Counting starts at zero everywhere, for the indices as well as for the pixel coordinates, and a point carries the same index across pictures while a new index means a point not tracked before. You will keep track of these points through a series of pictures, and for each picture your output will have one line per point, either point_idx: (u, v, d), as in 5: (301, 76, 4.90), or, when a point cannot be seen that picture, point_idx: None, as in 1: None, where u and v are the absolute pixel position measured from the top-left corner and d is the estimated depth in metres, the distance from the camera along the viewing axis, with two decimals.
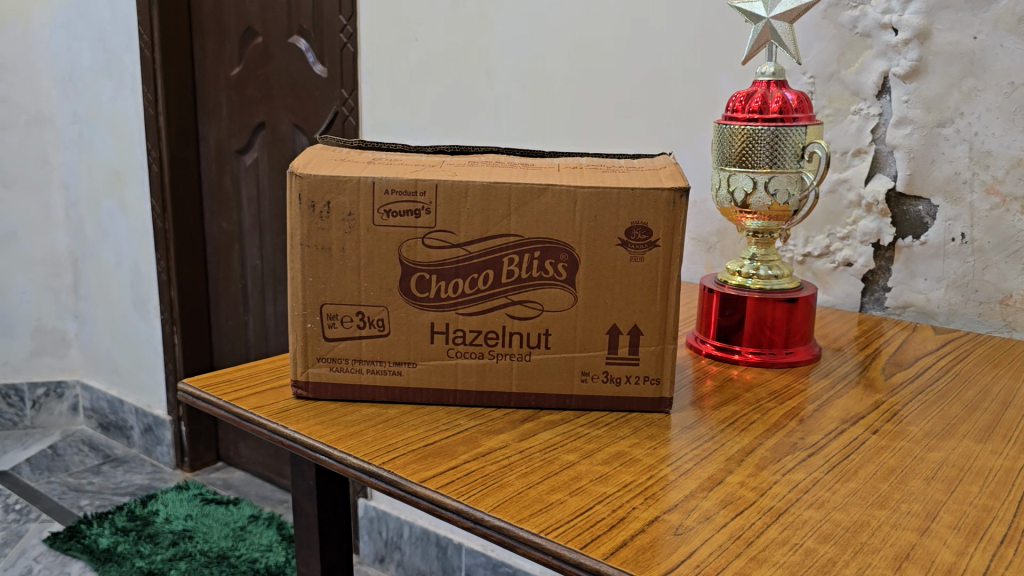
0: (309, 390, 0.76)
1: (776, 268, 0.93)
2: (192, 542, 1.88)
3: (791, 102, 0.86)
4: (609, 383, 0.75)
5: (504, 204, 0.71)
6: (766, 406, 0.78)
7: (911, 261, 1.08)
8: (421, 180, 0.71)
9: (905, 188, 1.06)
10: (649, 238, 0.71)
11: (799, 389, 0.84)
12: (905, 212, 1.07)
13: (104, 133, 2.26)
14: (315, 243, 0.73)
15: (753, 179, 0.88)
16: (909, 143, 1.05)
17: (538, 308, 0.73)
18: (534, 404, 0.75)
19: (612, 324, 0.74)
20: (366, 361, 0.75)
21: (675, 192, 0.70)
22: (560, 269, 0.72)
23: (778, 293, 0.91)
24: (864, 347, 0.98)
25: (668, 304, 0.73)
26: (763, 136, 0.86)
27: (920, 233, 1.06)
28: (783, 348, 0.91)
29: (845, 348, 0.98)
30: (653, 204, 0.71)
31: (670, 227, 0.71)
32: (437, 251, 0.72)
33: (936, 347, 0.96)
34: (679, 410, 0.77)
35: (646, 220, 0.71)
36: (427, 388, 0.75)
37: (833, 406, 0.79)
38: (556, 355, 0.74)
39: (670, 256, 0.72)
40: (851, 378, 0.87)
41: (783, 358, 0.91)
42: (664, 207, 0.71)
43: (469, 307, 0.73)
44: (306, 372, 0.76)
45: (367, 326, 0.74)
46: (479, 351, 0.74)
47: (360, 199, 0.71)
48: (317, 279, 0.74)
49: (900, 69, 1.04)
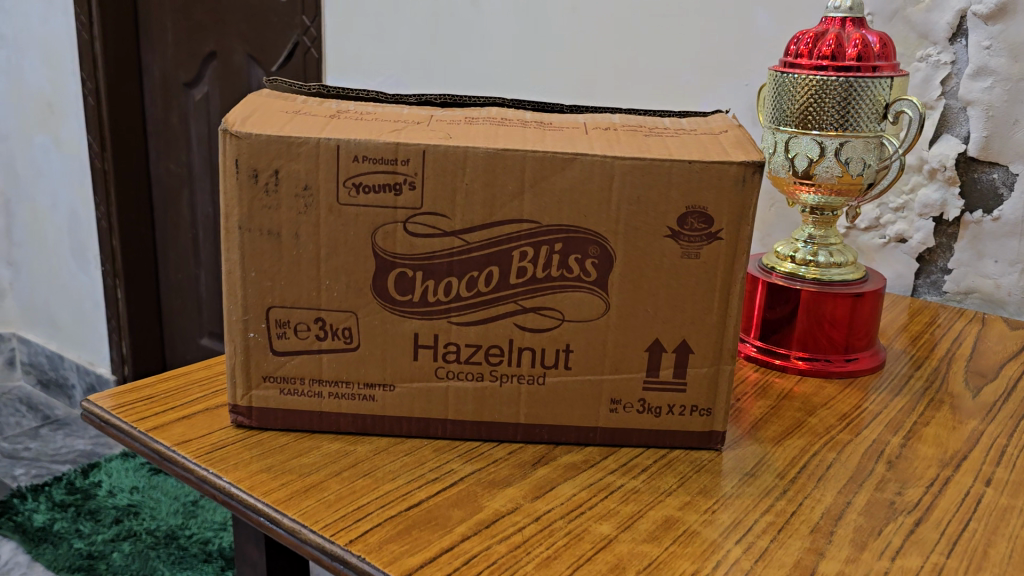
0: (252, 419, 0.58)
1: (838, 254, 0.76)
2: (136, 517, 1.71)
3: (873, 46, 0.68)
4: (646, 414, 0.58)
5: (516, 180, 0.53)
6: (839, 439, 0.62)
7: (978, 240, 0.91)
8: (403, 145, 0.52)
9: (978, 152, 0.89)
10: (708, 227, 0.54)
11: (871, 410, 0.67)
12: (975, 180, 0.90)
13: (34, 60, 2.01)
14: (261, 226, 0.54)
15: (820, 144, 0.70)
16: (988, 98, 0.87)
17: (556, 317, 0.55)
18: (547, 439, 0.58)
19: (652, 339, 0.56)
20: (329, 382, 0.57)
21: (746, 166, 0.53)
22: (589, 267, 0.54)
23: (840, 286, 0.74)
24: (930, 347, 0.82)
25: (728, 314, 0.55)
26: (837, 89, 0.68)
27: (993, 207, 0.89)
28: (841, 355, 0.74)
29: (908, 348, 0.81)
30: (714, 183, 0.53)
31: (736, 212, 0.53)
32: (424, 240, 0.54)
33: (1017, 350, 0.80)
34: (731, 445, 0.60)
35: (705, 204, 0.53)
36: (408, 418, 0.58)
37: (921, 439, 0.63)
38: (578, 377, 0.57)
39: (733, 252, 0.54)
40: (930, 394, 0.70)
41: (841, 367, 0.73)
42: (729, 187, 0.53)
43: (466, 315, 0.55)
44: (249, 396, 0.57)
45: (329, 338, 0.56)
46: (477, 372, 0.56)
47: (320, 168, 0.52)
48: (262, 274, 0.55)
49: (981, 8, 0.85)
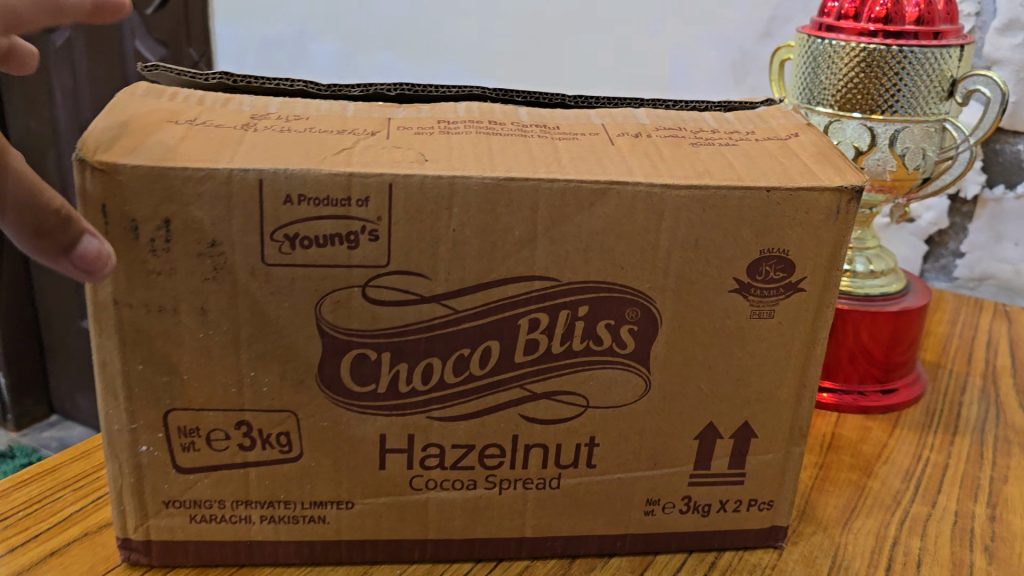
0: (152, 557, 0.41)
1: (876, 260, 0.63)
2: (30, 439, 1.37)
3: (937, 6, 0.54)
4: (691, 514, 0.43)
5: (526, 223, 0.37)
6: (915, 517, 0.49)
7: (998, 221, 0.78)
8: (358, 175, 0.35)
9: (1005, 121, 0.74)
10: (785, 276, 0.39)
11: (935, 462, 0.55)
12: (997, 152, 0.76)
13: None
14: (147, 300, 0.36)
15: (870, 130, 0.56)
16: (1019, 57, 0.71)
17: (578, 403, 0.40)
18: (561, 553, 0.43)
19: (705, 423, 0.41)
20: (261, 503, 0.41)
21: (840, 191, 0.38)
22: (624, 336, 0.39)
23: (880, 301, 0.61)
24: (963, 357, 0.69)
25: (804, 386, 0.41)
26: (897, 63, 0.53)
27: (1016, 183, 0.76)
28: (878, 387, 0.61)
29: (940, 359, 0.69)
30: (799, 217, 0.38)
31: (824, 254, 0.39)
32: (393, 311, 0.37)
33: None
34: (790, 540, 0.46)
35: (787, 245, 0.38)
36: (373, 541, 0.42)
37: (1009, 507, 0.50)
38: (604, 477, 0.42)
39: (816, 306, 0.40)
40: (989, 431, 0.59)
41: (880, 403, 0.61)
42: (817, 221, 0.38)
43: (454, 406, 0.39)
44: (145, 527, 0.40)
45: (257, 448, 0.39)
46: (469, 478, 0.41)
47: (233, 215, 0.35)
48: (152, 366, 0.37)
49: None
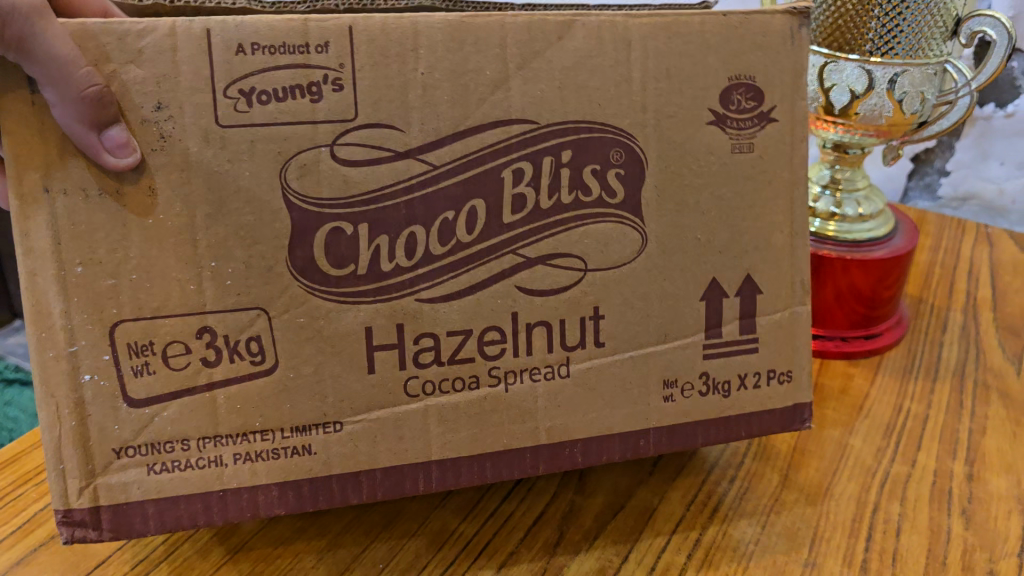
0: (104, 530, 0.34)
1: (865, 203, 0.59)
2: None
3: None
4: (712, 396, 0.40)
5: (495, 61, 0.35)
6: (895, 477, 0.45)
7: (985, 137, 0.78)
8: (315, 19, 0.33)
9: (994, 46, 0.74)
10: (758, 105, 0.38)
11: (915, 415, 0.51)
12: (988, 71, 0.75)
13: None
14: (83, 184, 0.32)
15: (868, 73, 0.52)
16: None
17: (576, 268, 0.37)
18: (582, 463, 0.39)
19: (710, 280, 0.39)
20: (234, 436, 0.35)
21: (792, 15, 0.38)
22: (613, 182, 0.36)
23: (867, 247, 0.57)
24: (943, 292, 0.67)
25: (796, 232, 0.40)
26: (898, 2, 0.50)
27: (1009, 101, 0.76)
28: (862, 331, 0.58)
29: (922, 294, 0.66)
30: (759, 42, 0.37)
31: (791, 81, 0.38)
32: (365, 173, 0.34)
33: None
34: (768, 518, 0.43)
35: (754, 71, 0.37)
36: (369, 472, 0.36)
37: (986, 462, 0.47)
38: (614, 357, 0.38)
39: (792, 140, 0.39)
40: (967, 375, 0.55)
41: (860, 350, 0.58)
42: (777, 46, 0.38)
43: (444, 284, 0.35)
44: (93, 489, 0.34)
45: (225, 361, 0.34)
46: (470, 374, 0.37)
47: (180, 71, 0.32)
48: (94, 267, 0.32)
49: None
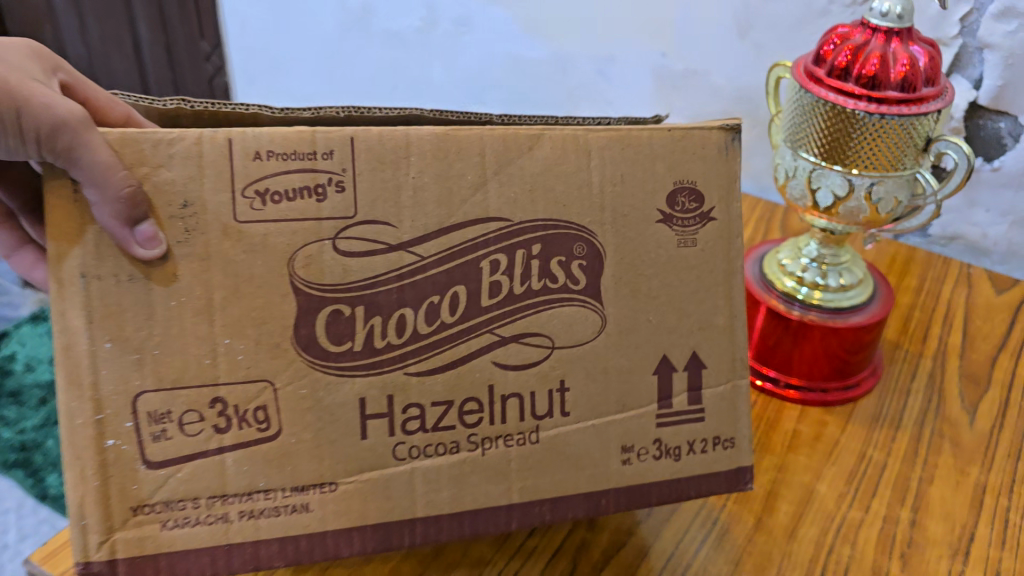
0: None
1: (847, 275, 0.64)
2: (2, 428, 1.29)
3: (922, 68, 0.54)
4: (665, 459, 0.45)
5: (475, 167, 0.40)
6: (850, 521, 0.52)
7: (972, 189, 0.79)
8: (322, 132, 0.38)
9: (989, 101, 0.74)
10: (699, 206, 0.44)
11: (876, 462, 0.57)
12: (979, 127, 0.76)
13: None
14: (117, 270, 0.37)
15: (847, 181, 0.57)
16: (1012, 44, 0.70)
17: (544, 345, 0.42)
18: (551, 520, 0.43)
19: (660, 357, 0.44)
20: (240, 496, 0.39)
21: (724, 131, 0.45)
22: (576, 271, 0.42)
23: (848, 314, 0.62)
24: (919, 335, 0.71)
25: (734, 315, 0.45)
26: (872, 126, 0.54)
27: (994, 156, 0.77)
28: (841, 381, 0.63)
29: (900, 340, 0.70)
30: (698, 153, 0.44)
31: (726, 184, 0.44)
32: (363, 262, 0.39)
33: (999, 344, 0.69)
34: (737, 559, 0.49)
35: (694, 177, 0.44)
36: (360, 528, 0.40)
37: (930, 512, 0.53)
38: (579, 425, 0.43)
39: (729, 236, 0.45)
40: (927, 426, 0.61)
41: (839, 398, 0.63)
42: (713, 157, 0.44)
43: (430, 359, 0.40)
44: (110, 543, 0.38)
45: (234, 428, 0.38)
46: (452, 439, 0.41)
47: (204, 174, 0.37)
48: (122, 343, 0.37)
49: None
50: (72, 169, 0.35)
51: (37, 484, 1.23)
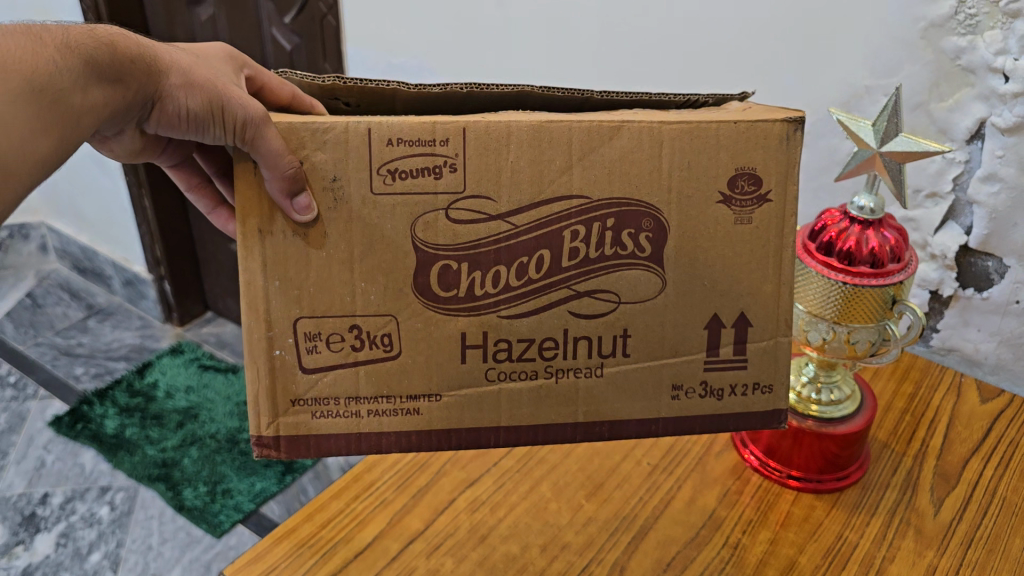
0: (281, 451, 0.51)
1: (838, 391, 0.72)
2: (147, 445, 1.49)
3: (887, 249, 0.67)
4: (709, 398, 0.54)
5: (563, 154, 0.49)
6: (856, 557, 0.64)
7: (966, 311, 0.89)
8: (441, 123, 0.48)
9: (978, 245, 0.84)
10: (758, 189, 0.51)
11: (849, 542, 0.65)
12: (971, 264, 0.86)
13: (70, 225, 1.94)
14: (285, 227, 0.49)
15: (832, 329, 0.69)
16: (994, 203, 0.80)
17: (612, 299, 0.51)
18: (607, 436, 0.54)
19: (711, 314, 0.52)
20: (370, 398, 0.51)
21: (788, 122, 0.50)
22: (643, 241, 0.50)
23: (834, 422, 0.70)
24: (908, 436, 0.77)
25: (782, 283, 0.52)
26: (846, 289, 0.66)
27: (984, 287, 0.86)
28: (834, 474, 0.71)
29: (889, 439, 0.76)
30: (761, 142, 0.50)
31: (785, 171, 0.50)
32: (468, 228, 0.49)
33: (975, 448, 0.75)
34: None
35: (755, 163, 0.50)
36: (457, 431, 0.52)
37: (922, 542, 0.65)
38: (637, 364, 0.53)
39: (784, 216, 0.51)
40: (896, 514, 0.68)
41: (830, 486, 0.70)
42: (775, 146, 0.50)
43: (518, 305, 0.51)
44: (275, 424, 0.51)
45: (366, 348, 0.51)
46: (531, 368, 0.52)
47: (349, 157, 0.48)
48: (288, 282, 0.49)
49: (1000, 120, 0.77)
50: (253, 155, 0.47)
51: (174, 495, 1.38)
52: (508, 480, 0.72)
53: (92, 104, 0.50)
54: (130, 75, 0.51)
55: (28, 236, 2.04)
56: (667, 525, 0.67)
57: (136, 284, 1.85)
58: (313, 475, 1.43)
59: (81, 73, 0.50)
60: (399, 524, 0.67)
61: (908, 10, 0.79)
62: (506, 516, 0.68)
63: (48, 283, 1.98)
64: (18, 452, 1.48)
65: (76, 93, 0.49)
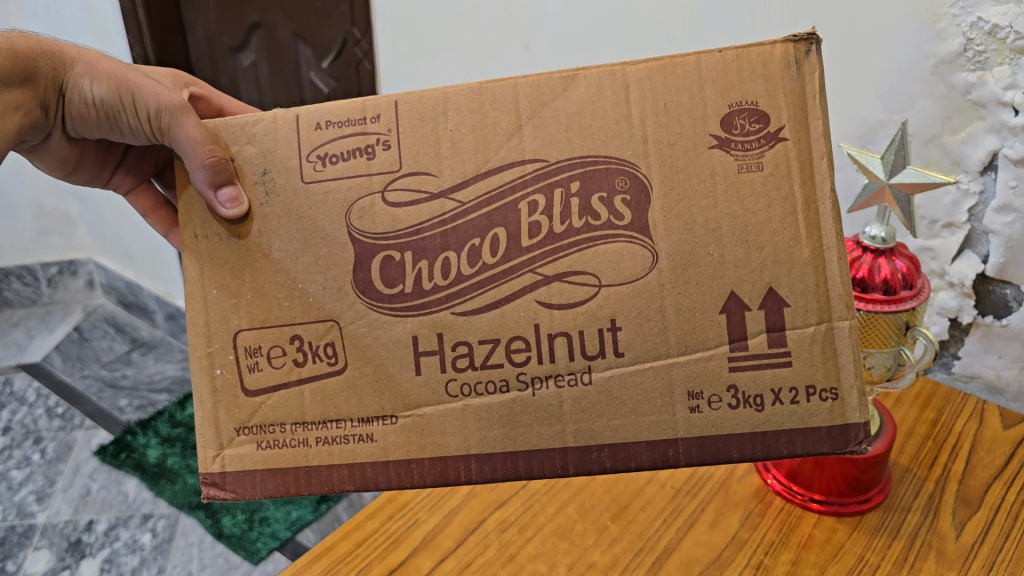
0: (227, 489, 0.45)
1: None
2: (188, 473, 1.33)
3: (901, 277, 0.60)
4: (743, 409, 0.43)
5: (509, 115, 0.44)
6: None
7: (987, 338, 0.78)
8: (371, 100, 0.45)
9: (995, 272, 0.75)
10: (763, 126, 0.43)
11: (871, 564, 0.58)
12: (989, 291, 0.76)
13: (117, 258, 1.82)
14: (217, 231, 0.45)
15: None
16: (1011, 232, 0.72)
17: (592, 283, 0.43)
18: (610, 466, 0.43)
19: (727, 292, 0.42)
20: (317, 423, 0.45)
21: (794, 43, 0.43)
22: (619, 206, 0.43)
23: None
24: (930, 460, 0.68)
25: (824, 248, 0.42)
26: None
27: (1003, 315, 0.76)
28: (856, 498, 0.62)
29: (910, 463, 0.68)
30: (759, 71, 0.43)
31: (800, 103, 0.42)
32: (409, 211, 0.44)
33: (1000, 471, 0.67)
34: None
35: (754, 97, 0.43)
36: (418, 460, 0.44)
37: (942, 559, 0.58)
38: (639, 367, 0.43)
39: (811, 160, 0.42)
40: (918, 536, 0.60)
41: (852, 508, 0.62)
42: (779, 72, 0.43)
43: (475, 299, 0.44)
44: (221, 457, 0.45)
45: (309, 362, 0.45)
46: (501, 378, 0.44)
47: (279, 145, 0.45)
48: (224, 291, 0.45)
49: (1012, 151, 0.69)
50: (177, 149, 0.45)
51: (214, 523, 1.23)
52: (536, 501, 0.64)
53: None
54: (37, 74, 0.49)
55: (77, 274, 1.90)
56: (692, 544, 0.60)
57: (178, 319, 1.72)
58: (348, 504, 1.27)
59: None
60: (433, 542, 0.61)
61: (916, 46, 0.72)
62: (535, 535, 0.61)
63: (95, 318, 1.85)
64: (64, 481, 1.34)
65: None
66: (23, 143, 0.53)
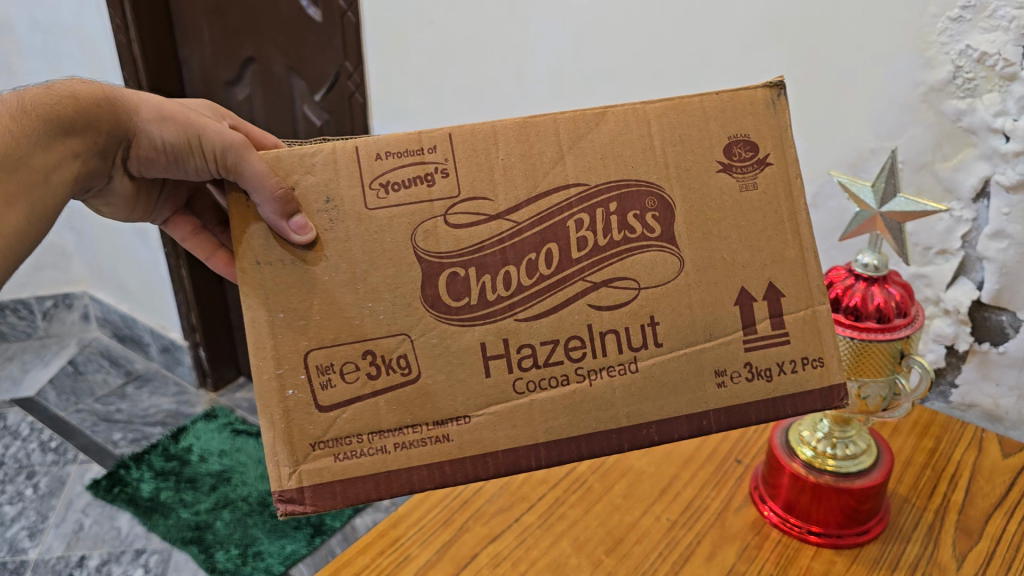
0: (307, 503, 0.46)
1: (853, 446, 0.67)
2: (182, 508, 1.36)
3: (893, 304, 0.63)
4: (758, 380, 0.48)
5: (553, 145, 0.48)
6: None
7: (985, 366, 0.81)
8: (425, 132, 0.48)
9: (990, 298, 0.78)
10: (756, 154, 0.48)
11: None
12: (984, 318, 0.79)
13: (112, 291, 1.85)
14: (281, 255, 0.47)
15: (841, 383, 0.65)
16: (1005, 258, 0.75)
17: (631, 286, 0.48)
18: (658, 439, 0.47)
19: (738, 288, 0.48)
20: (395, 430, 0.47)
21: (770, 88, 0.49)
22: (650, 222, 0.48)
23: (853, 477, 0.64)
24: (930, 489, 0.71)
25: (805, 247, 0.48)
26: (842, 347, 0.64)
27: (999, 342, 0.79)
28: (855, 529, 0.65)
29: (910, 493, 0.71)
30: (748, 109, 0.49)
31: (778, 134, 0.49)
32: (469, 232, 0.47)
33: (997, 501, 0.70)
34: None
35: (746, 129, 0.49)
36: (493, 454, 0.47)
37: None
38: (673, 353, 0.48)
39: (789, 178, 0.49)
40: (918, 568, 0.63)
41: (850, 539, 0.65)
42: (761, 111, 0.49)
43: (534, 307, 0.47)
44: (298, 473, 0.46)
45: (383, 374, 0.47)
46: (562, 373, 0.47)
47: (340, 175, 0.47)
48: (291, 313, 0.47)
49: (1004, 177, 0.72)
50: (242, 182, 0.47)
51: (207, 558, 1.24)
52: (530, 535, 0.67)
53: (63, 155, 0.51)
54: (92, 124, 0.52)
55: (71, 307, 1.92)
56: None
57: (172, 351, 1.74)
58: (342, 537, 1.29)
59: (43, 133, 0.50)
60: None
61: (907, 72, 0.75)
62: (530, 568, 0.63)
63: (89, 351, 1.88)
64: (57, 517, 1.35)
65: (36, 154, 0.50)
66: (91, 186, 0.57)
